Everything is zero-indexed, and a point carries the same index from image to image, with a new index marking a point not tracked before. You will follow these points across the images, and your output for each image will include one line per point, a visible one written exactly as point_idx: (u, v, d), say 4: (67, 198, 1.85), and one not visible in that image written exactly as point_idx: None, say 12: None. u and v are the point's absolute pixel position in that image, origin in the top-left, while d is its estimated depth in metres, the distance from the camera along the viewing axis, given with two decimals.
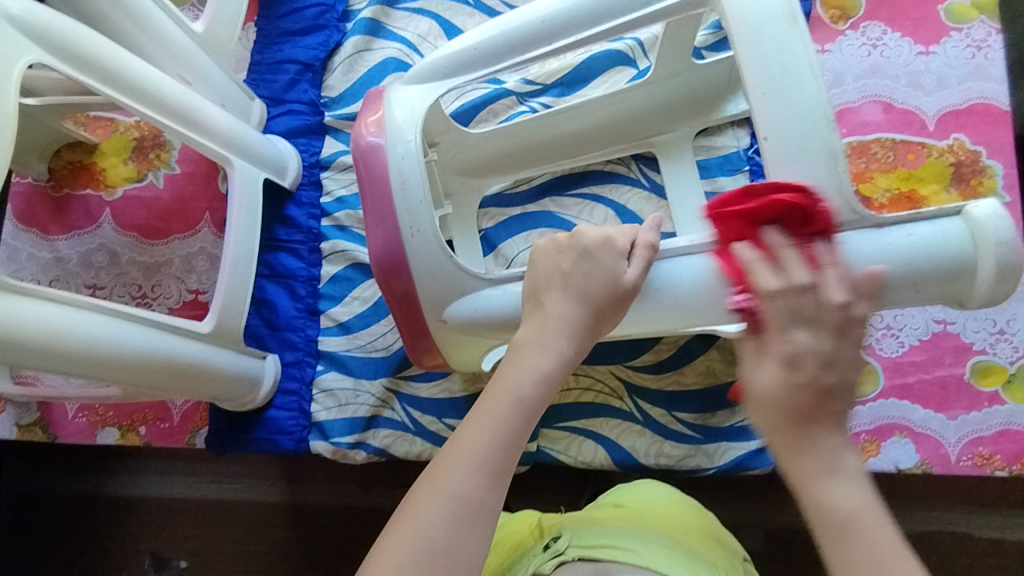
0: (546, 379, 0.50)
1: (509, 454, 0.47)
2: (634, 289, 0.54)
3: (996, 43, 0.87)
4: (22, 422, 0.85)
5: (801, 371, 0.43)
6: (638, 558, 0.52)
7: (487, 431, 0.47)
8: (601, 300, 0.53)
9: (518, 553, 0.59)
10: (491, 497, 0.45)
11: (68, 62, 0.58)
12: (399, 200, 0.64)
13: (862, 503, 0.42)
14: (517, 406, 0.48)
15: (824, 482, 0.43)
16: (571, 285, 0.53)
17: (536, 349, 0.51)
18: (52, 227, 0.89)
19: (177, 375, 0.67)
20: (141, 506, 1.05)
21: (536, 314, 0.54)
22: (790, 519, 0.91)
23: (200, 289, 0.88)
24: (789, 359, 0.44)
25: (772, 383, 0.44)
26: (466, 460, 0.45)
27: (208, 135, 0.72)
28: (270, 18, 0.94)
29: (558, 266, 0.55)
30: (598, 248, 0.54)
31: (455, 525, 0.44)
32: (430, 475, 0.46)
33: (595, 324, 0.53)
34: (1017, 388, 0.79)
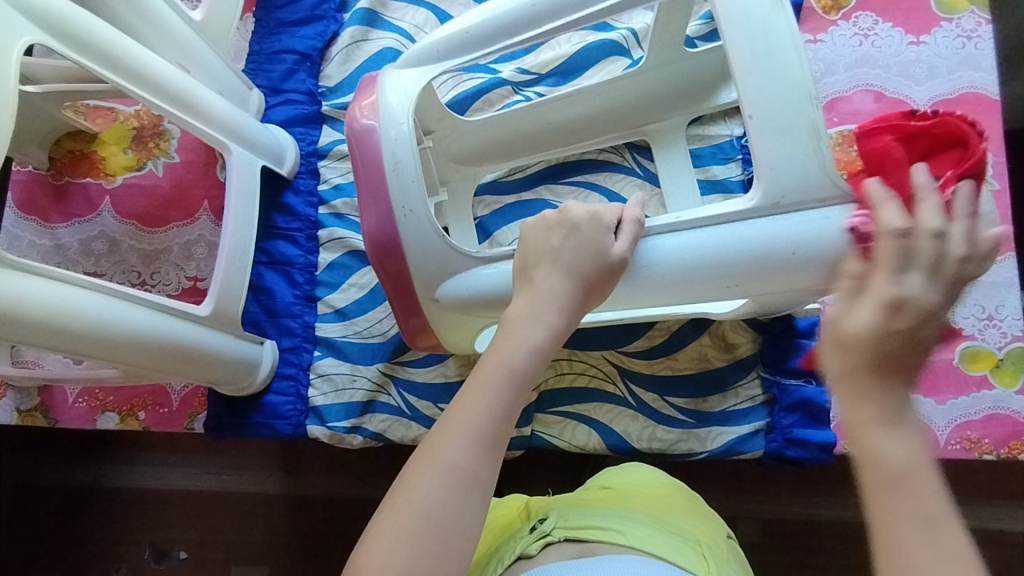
0: (537, 354, 0.51)
1: (503, 427, 0.48)
2: (622, 263, 0.56)
3: (986, 33, 0.88)
4: (23, 407, 0.86)
5: (904, 317, 0.42)
6: (623, 538, 0.53)
7: (481, 405, 0.47)
8: (591, 274, 0.54)
9: (506, 534, 0.59)
10: (484, 468, 0.46)
11: (70, 45, 0.59)
12: (393, 181, 0.65)
13: (918, 454, 0.39)
14: (509, 378, 0.49)
15: (881, 429, 0.40)
16: (562, 263, 0.54)
17: (528, 322, 0.52)
18: (52, 215, 0.90)
19: (176, 356, 0.68)
20: (141, 495, 1.06)
21: (526, 289, 0.55)
22: (781, 507, 0.92)
23: (199, 276, 0.89)
24: (892, 301, 0.42)
25: (865, 322, 0.42)
26: (461, 433, 0.46)
27: (208, 120, 0.73)
28: (268, 8, 0.95)
29: (548, 242, 0.56)
30: (586, 224, 0.56)
31: (450, 497, 0.44)
32: (426, 449, 0.47)
33: (585, 296, 0.54)
34: (1004, 372, 0.80)
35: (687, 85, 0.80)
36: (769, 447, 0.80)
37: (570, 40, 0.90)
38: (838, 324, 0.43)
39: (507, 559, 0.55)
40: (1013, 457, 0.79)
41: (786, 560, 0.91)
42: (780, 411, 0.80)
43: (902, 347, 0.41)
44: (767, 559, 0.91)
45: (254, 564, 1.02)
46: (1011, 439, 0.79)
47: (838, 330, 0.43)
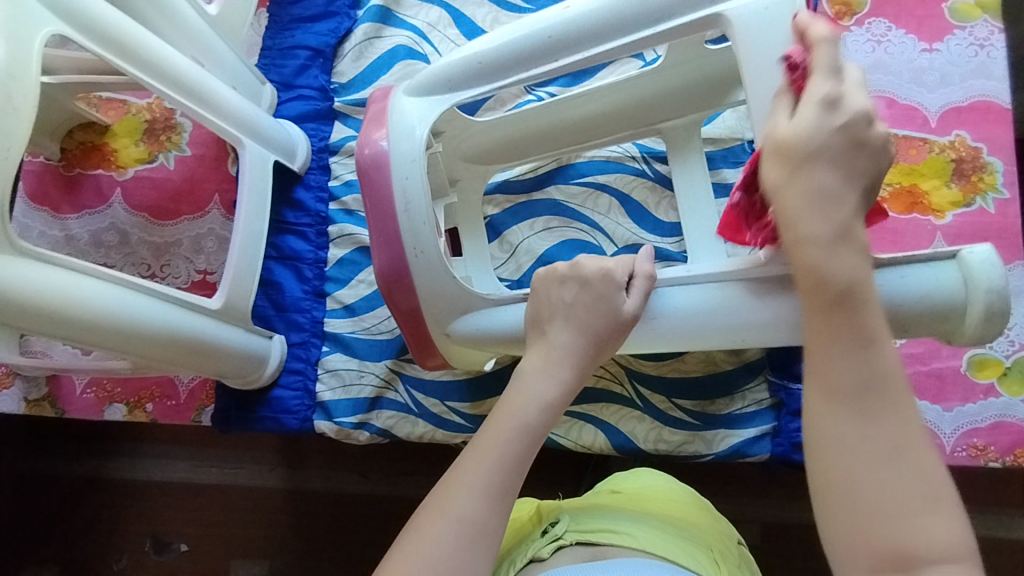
0: (548, 406, 0.52)
1: (514, 478, 0.48)
2: (634, 320, 0.56)
3: (998, 42, 0.89)
4: (30, 397, 0.86)
5: (841, 117, 0.45)
6: (636, 541, 0.53)
7: (493, 453, 0.49)
8: (602, 329, 0.55)
9: (518, 538, 0.60)
10: (494, 520, 0.46)
11: (91, 39, 0.59)
12: (402, 204, 0.65)
13: (860, 272, 0.43)
14: (521, 434, 0.50)
15: (829, 252, 0.43)
16: (573, 318, 0.55)
17: (542, 374, 0.54)
18: (63, 206, 0.90)
19: (186, 349, 0.68)
20: (143, 487, 1.06)
21: (540, 345, 0.56)
22: (783, 511, 0.92)
23: (209, 269, 0.89)
24: (828, 102, 0.45)
25: (795, 124, 0.46)
26: (470, 483, 0.47)
27: (221, 115, 0.73)
28: (281, 4, 0.95)
29: (561, 297, 0.57)
30: (601, 283, 0.56)
31: (460, 547, 0.45)
32: (435, 500, 0.47)
33: (598, 351, 0.55)
34: (1011, 381, 0.80)
35: None
36: (776, 451, 0.80)
37: None
38: (780, 195, 0.45)
39: (520, 561, 0.55)
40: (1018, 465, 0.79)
41: (788, 566, 0.91)
42: (787, 415, 0.80)
43: (842, 148, 0.44)
44: (770, 564, 0.91)
45: (254, 558, 1.03)
46: (1017, 447, 0.79)
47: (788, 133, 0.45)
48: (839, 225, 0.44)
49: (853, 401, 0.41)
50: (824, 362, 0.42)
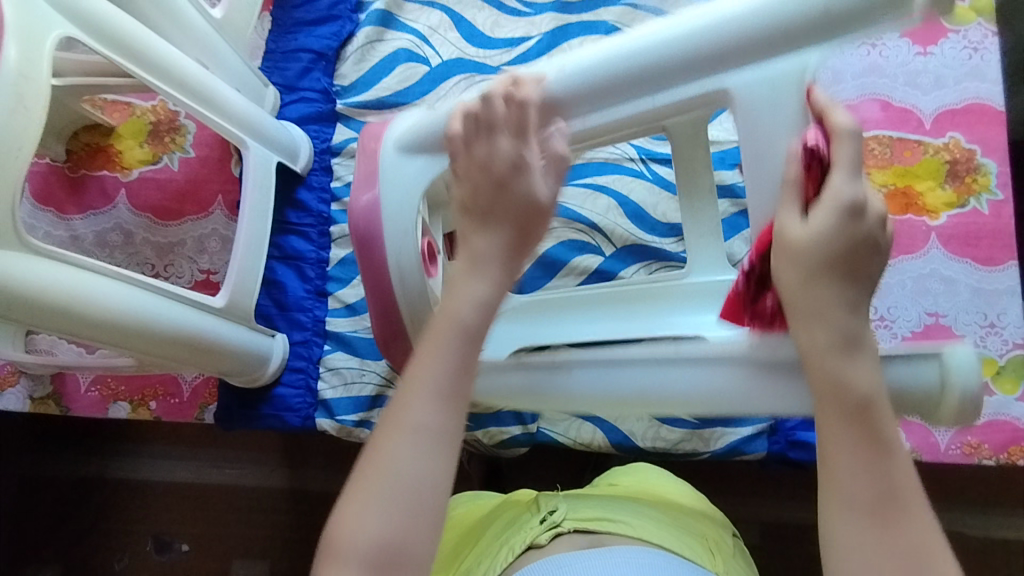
0: (485, 306, 0.45)
1: (463, 382, 0.43)
2: (551, 207, 0.47)
3: (992, 45, 0.90)
4: (35, 395, 0.87)
5: (859, 225, 0.40)
6: (632, 530, 0.55)
7: (439, 358, 0.42)
8: (519, 222, 0.46)
9: (513, 525, 0.59)
10: (451, 424, 0.41)
11: (99, 41, 0.61)
12: (387, 186, 0.63)
13: (877, 384, 0.39)
14: (462, 335, 0.43)
15: (846, 361, 0.39)
16: (489, 212, 0.47)
17: (470, 275, 0.46)
18: (68, 207, 0.91)
19: (191, 347, 0.69)
20: (145, 486, 1.07)
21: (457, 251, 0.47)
22: (780, 510, 0.93)
23: (212, 269, 0.90)
24: (850, 211, 0.40)
25: (815, 228, 0.40)
26: (423, 391, 0.41)
27: (225, 116, 0.75)
28: (285, 8, 0.97)
29: (472, 194, 0.47)
30: (506, 169, 0.47)
31: (424, 459, 0.40)
32: (389, 416, 0.42)
33: (519, 247, 0.47)
34: (1005, 379, 0.81)
35: None
36: (772, 449, 0.81)
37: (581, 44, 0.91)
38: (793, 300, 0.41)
39: (518, 548, 0.55)
40: (1012, 463, 0.80)
41: (785, 565, 0.92)
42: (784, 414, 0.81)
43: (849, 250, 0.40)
44: (767, 564, 0.92)
45: (255, 557, 1.03)
46: (1011, 445, 0.80)
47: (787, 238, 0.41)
48: (848, 332, 0.39)
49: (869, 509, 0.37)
50: (840, 457, 0.37)
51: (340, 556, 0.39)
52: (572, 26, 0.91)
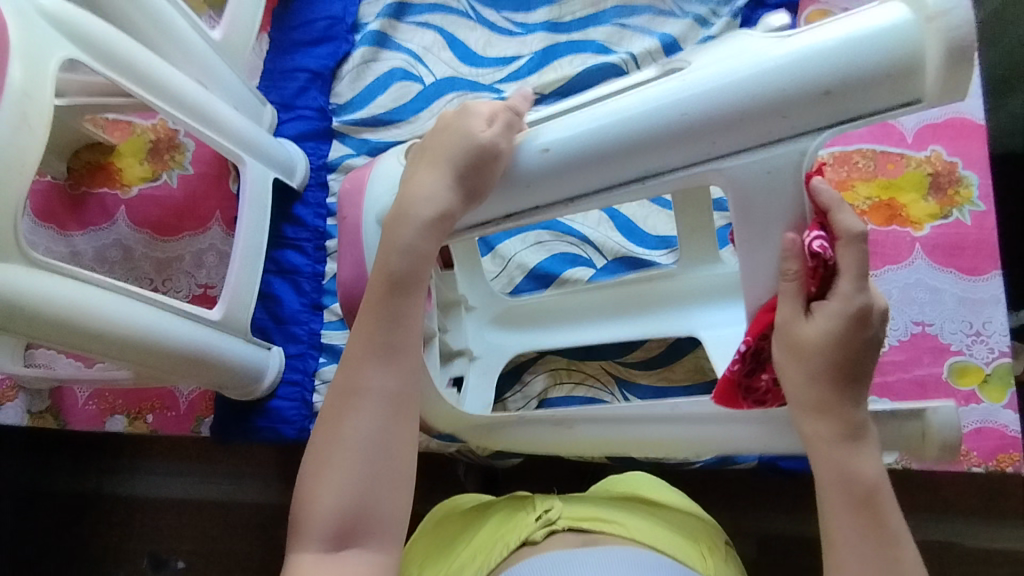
0: (415, 252, 0.50)
1: (411, 338, 0.50)
2: (490, 145, 0.49)
3: None
4: (33, 409, 0.87)
5: (860, 327, 0.46)
6: (626, 531, 0.56)
7: (382, 327, 0.50)
8: (463, 163, 0.49)
9: (507, 519, 0.60)
10: (404, 381, 0.49)
11: (101, 62, 0.63)
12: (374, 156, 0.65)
13: (876, 470, 0.48)
14: (396, 289, 0.50)
15: (847, 451, 0.48)
16: (432, 157, 0.51)
17: (404, 218, 0.50)
18: (68, 223, 0.92)
19: (188, 360, 0.71)
20: (142, 502, 1.07)
21: (398, 196, 0.51)
22: (774, 521, 0.93)
23: (209, 284, 0.92)
24: (851, 314, 0.46)
25: (819, 331, 0.47)
26: (377, 355, 0.49)
27: (223, 133, 0.76)
28: (283, 29, 0.99)
29: (428, 145, 0.53)
30: (454, 118, 0.52)
31: (381, 417, 0.48)
32: (346, 379, 0.49)
33: (471, 188, 0.50)
34: (992, 387, 0.82)
35: None
36: (763, 458, 0.82)
37: (571, 63, 0.93)
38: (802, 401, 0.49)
39: (512, 543, 0.56)
40: (1001, 470, 0.80)
41: None
42: None
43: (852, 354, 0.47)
44: None
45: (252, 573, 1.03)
46: (1000, 452, 0.80)
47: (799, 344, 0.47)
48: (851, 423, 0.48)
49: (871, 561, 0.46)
50: (842, 526, 0.48)
51: (314, 515, 0.46)
52: (561, 45, 0.94)
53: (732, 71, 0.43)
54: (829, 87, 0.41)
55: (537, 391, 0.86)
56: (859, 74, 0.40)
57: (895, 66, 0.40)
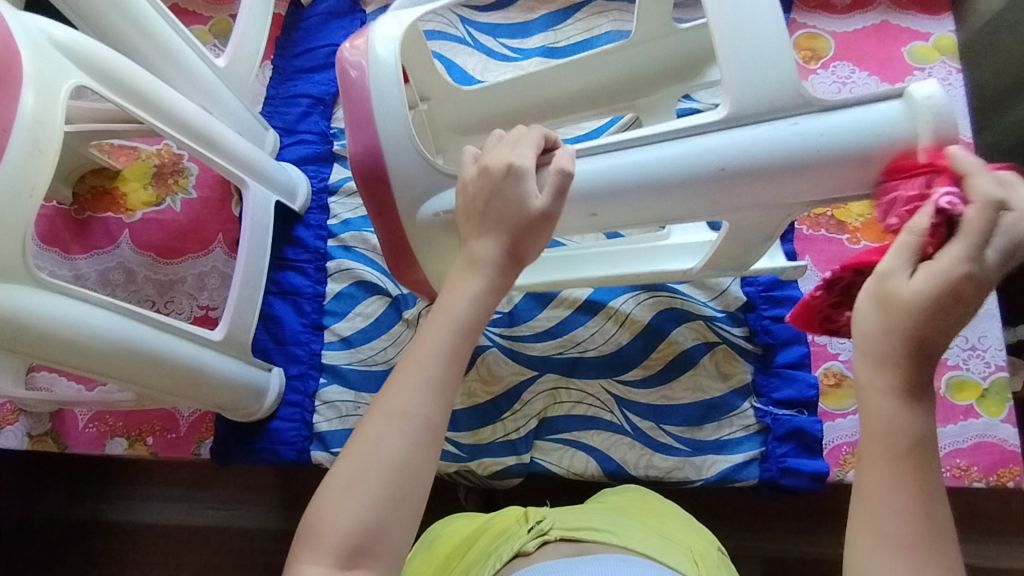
0: (478, 300, 0.50)
1: (454, 374, 0.48)
2: (547, 214, 0.51)
3: (957, 81, 0.95)
4: (34, 432, 0.88)
5: (966, 292, 0.40)
6: (618, 539, 0.56)
7: (431, 352, 0.48)
8: (516, 230, 0.51)
9: (502, 534, 0.60)
10: (438, 414, 0.47)
11: (109, 88, 0.64)
12: (382, 134, 0.65)
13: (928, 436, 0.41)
14: (457, 331, 0.49)
15: (904, 411, 0.41)
16: (490, 222, 0.52)
17: (470, 271, 0.51)
18: (73, 247, 0.94)
19: (190, 380, 0.71)
20: (142, 527, 1.06)
21: (461, 256, 0.52)
22: (778, 539, 0.92)
23: (210, 305, 0.93)
24: (954, 278, 0.40)
25: (917, 289, 0.41)
26: (416, 379, 0.47)
27: (227, 156, 0.78)
28: (285, 57, 1.02)
29: (472, 205, 0.53)
30: (503, 180, 0.52)
31: (410, 441, 0.45)
32: (382, 399, 0.47)
33: (522, 248, 0.52)
34: (990, 402, 0.83)
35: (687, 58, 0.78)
36: (764, 476, 0.81)
37: None
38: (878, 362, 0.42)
39: (505, 555, 0.56)
40: (1003, 485, 0.80)
41: None
42: (774, 441, 0.82)
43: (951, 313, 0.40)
44: None
45: None
46: (1001, 467, 0.80)
47: (895, 295, 0.42)
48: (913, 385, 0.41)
49: (908, 538, 0.40)
50: (876, 486, 0.41)
51: (320, 532, 0.44)
52: None
53: (756, 134, 0.54)
54: (852, 152, 0.52)
55: (537, 410, 0.86)
56: (868, 146, 0.52)
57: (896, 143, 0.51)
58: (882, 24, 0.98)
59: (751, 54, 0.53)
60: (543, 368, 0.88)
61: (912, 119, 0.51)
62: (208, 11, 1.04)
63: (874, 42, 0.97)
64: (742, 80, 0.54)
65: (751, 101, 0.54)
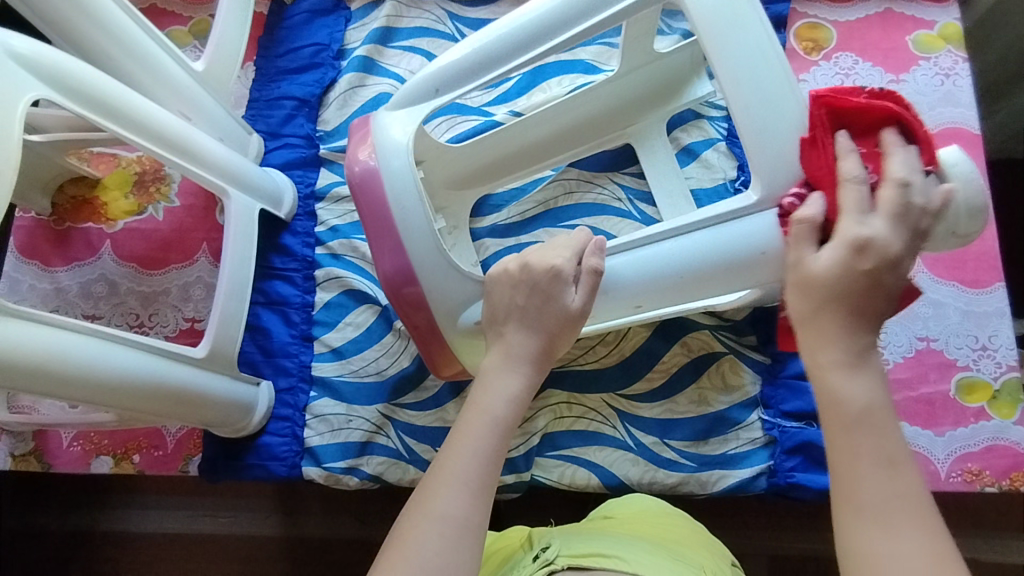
0: (516, 399, 0.55)
1: (491, 474, 0.50)
2: (582, 312, 0.59)
3: (963, 70, 0.91)
4: (17, 452, 0.85)
5: (864, 259, 0.46)
6: (628, 565, 0.51)
7: (466, 452, 0.50)
8: (554, 326, 0.58)
9: (509, 564, 0.58)
10: (476, 515, 0.48)
11: (76, 101, 0.61)
12: (411, 252, 0.66)
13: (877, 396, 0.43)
14: (494, 430, 0.52)
15: (849, 372, 0.44)
16: (528, 320, 0.59)
17: (507, 369, 0.57)
18: (53, 259, 0.91)
19: (172, 400, 0.68)
20: (134, 539, 1.03)
21: (500, 346, 0.59)
22: (786, 542, 0.90)
23: (196, 317, 0.90)
24: (857, 246, 0.47)
25: (829, 264, 0.47)
26: (451, 482, 0.48)
27: (205, 166, 0.75)
28: (268, 57, 0.99)
29: (514, 300, 0.60)
30: (548, 282, 0.59)
31: (445, 544, 0.46)
32: (419, 501, 0.48)
33: (552, 346, 0.59)
34: (1002, 404, 0.80)
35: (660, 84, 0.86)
36: (770, 486, 0.79)
37: (560, 83, 0.92)
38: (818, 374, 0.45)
39: None
40: (1016, 489, 0.78)
41: None
42: (781, 454, 0.79)
43: (866, 293, 0.46)
44: None
45: None
46: (1013, 471, 0.78)
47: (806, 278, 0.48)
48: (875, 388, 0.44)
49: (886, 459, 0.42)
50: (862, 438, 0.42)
51: None
52: (550, 66, 0.93)
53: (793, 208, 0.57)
54: None
55: (539, 427, 0.84)
56: None
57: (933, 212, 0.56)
58: (885, 12, 0.94)
59: (757, 83, 0.58)
60: (543, 383, 0.85)
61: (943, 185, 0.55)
62: (187, 11, 1.00)
63: (877, 31, 0.94)
64: (757, 116, 0.58)
65: (759, 123, 0.58)
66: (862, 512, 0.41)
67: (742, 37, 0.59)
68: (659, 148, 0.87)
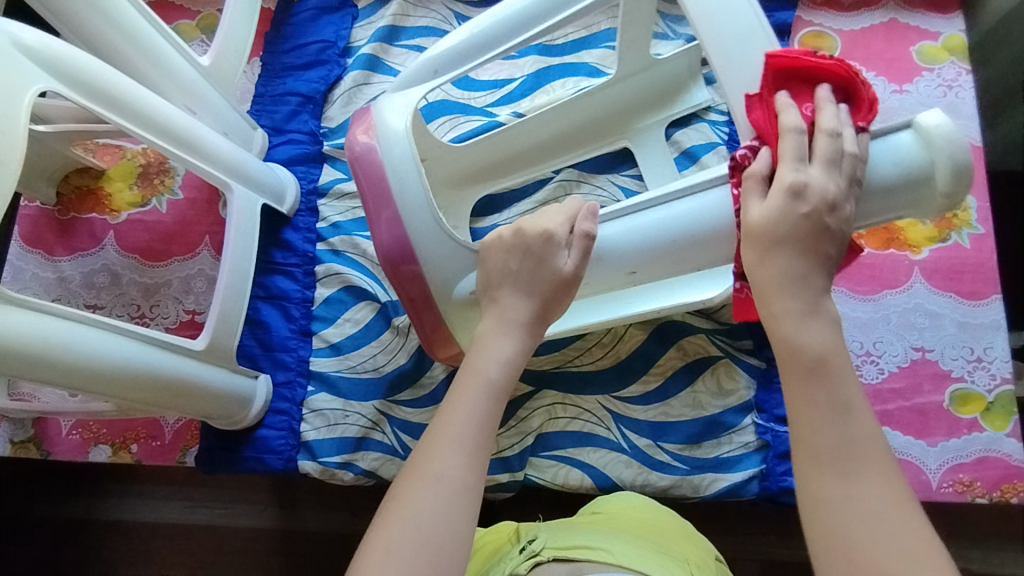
0: (510, 360, 0.55)
1: (484, 436, 0.51)
2: (575, 276, 0.59)
3: (966, 83, 0.91)
4: (16, 439, 0.86)
5: (803, 202, 0.50)
6: (613, 557, 0.52)
7: (459, 416, 0.51)
8: (547, 289, 0.59)
9: (497, 556, 0.58)
10: (473, 476, 0.49)
11: (83, 94, 0.62)
12: (409, 225, 0.67)
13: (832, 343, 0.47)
14: (487, 392, 0.53)
15: (801, 321, 0.48)
16: (522, 283, 0.59)
17: (494, 338, 0.57)
18: (56, 248, 0.92)
19: (171, 392, 0.69)
20: (130, 528, 1.04)
21: (493, 311, 0.60)
22: (777, 548, 0.91)
23: (197, 309, 0.91)
24: (792, 190, 0.50)
25: (767, 210, 0.50)
26: (447, 445, 0.49)
27: (209, 160, 0.76)
28: (274, 53, 0.99)
29: (507, 264, 0.61)
30: (540, 244, 0.60)
31: (443, 506, 0.47)
32: (413, 467, 0.49)
33: (547, 310, 0.59)
34: (995, 415, 0.80)
35: (661, 87, 0.86)
36: (762, 492, 0.80)
37: (564, 85, 0.92)
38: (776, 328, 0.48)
39: None
40: (1006, 500, 0.78)
41: None
42: (774, 459, 0.80)
43: (810, 237, 0.49)
44: None
45: None
46: (1004, 482, 0.78)
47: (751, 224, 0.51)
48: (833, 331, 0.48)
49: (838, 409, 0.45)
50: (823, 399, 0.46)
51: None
52: (554, 68, 0.94)
53: None
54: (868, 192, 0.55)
55: (534, 427, 0.84)
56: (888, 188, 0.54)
57: (918, 180, 0.54)
58: (889, 23, 0.95)
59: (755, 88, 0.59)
60: (538, 382, 0.86)
61: (927, 148, 0.53)
62: (195, 5, 1.01)
63: (881, 41, 0.94)
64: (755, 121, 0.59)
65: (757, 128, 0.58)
66: (822, 477, 0.44)
67: (739, 38, 0.59)
68: (661, 153, 0.88)
